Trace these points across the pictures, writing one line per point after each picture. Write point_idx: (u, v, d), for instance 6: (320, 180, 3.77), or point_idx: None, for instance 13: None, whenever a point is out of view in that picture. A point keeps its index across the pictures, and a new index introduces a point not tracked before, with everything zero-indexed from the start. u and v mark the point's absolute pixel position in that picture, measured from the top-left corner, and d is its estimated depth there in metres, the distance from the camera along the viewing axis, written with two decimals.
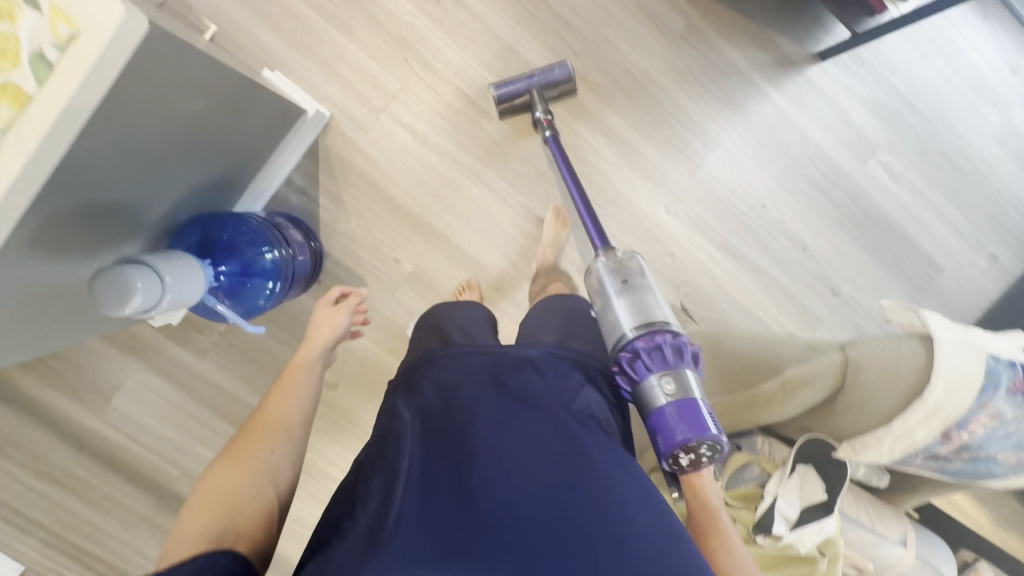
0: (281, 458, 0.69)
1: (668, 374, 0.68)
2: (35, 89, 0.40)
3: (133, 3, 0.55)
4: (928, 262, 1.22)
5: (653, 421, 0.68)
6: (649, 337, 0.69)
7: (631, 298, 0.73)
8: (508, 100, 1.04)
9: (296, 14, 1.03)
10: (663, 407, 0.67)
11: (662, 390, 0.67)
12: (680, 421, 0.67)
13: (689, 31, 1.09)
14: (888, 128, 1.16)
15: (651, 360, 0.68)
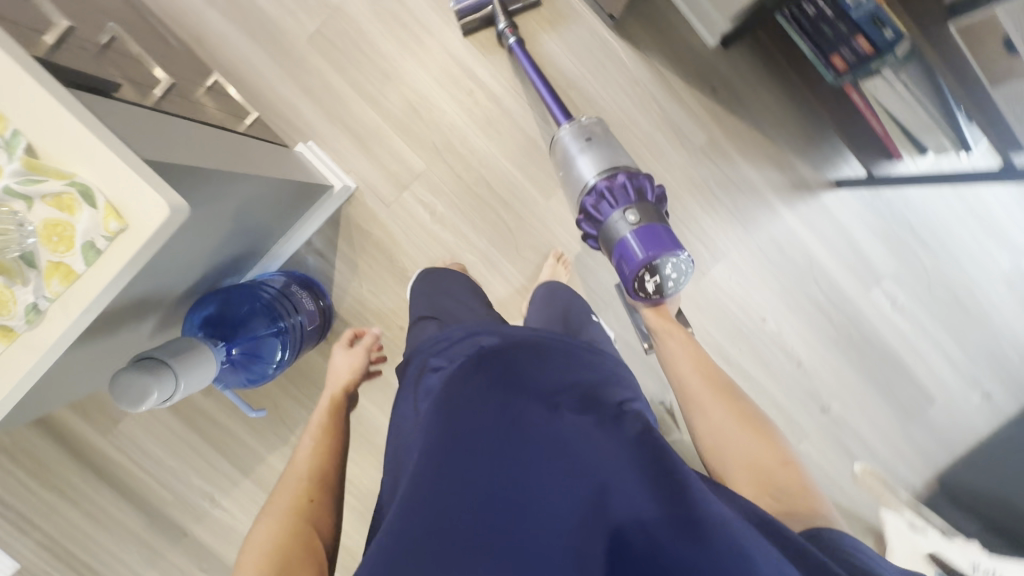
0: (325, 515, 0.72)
1: (629, 208, 0.86)
2: (85, 269, 0.45)
3: (179, 144, 0.61)
4: (920, 392, 1.23)
5: (621, 244, 0.86)
6: (611, 177, 0.88)
7: (591, 151, 0.91)
8: (470, 15, 1.04)
9: (335, 90, 1.08)
10: (628, 234, 0.85)
11: (624, 222, 0.85)
12: (645, 240, 0.84)
13: (710, 145, 1.12)
14: (896, 258, 1.17)
15: (617, 196, 0.87)
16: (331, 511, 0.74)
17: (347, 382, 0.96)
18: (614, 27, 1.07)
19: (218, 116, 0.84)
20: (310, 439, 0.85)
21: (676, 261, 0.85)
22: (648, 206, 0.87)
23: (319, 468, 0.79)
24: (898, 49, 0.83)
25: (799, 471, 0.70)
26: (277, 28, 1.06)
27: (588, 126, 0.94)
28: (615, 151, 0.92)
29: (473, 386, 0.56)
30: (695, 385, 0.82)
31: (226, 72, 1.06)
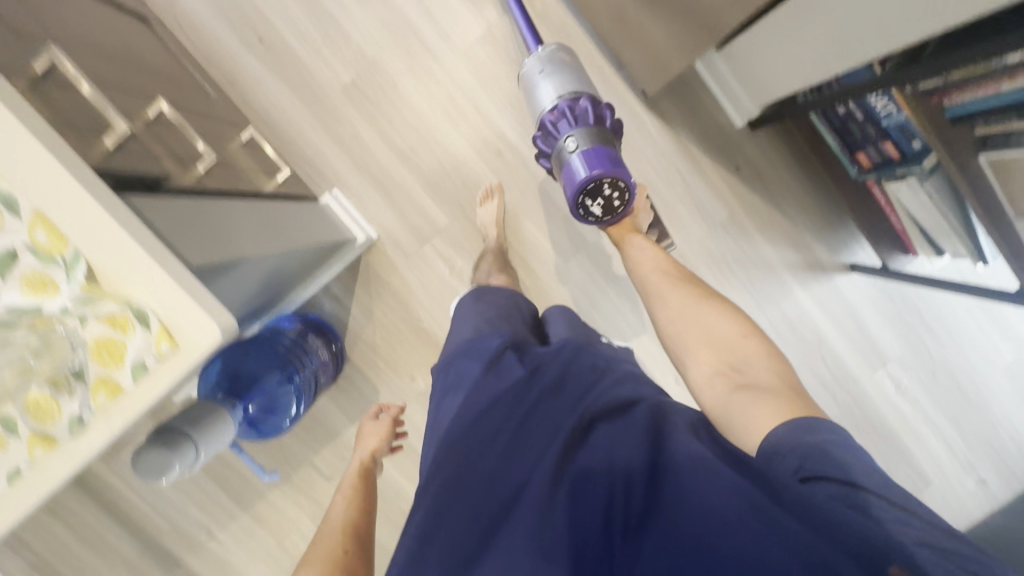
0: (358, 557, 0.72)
1: (572, 133, 0.82)
2: (132, 385, 0.45)
3: (222, 232, 0.60)
4: (918, 474, 1.25)
5: (565, 171, 0.82)
6: (557, 108, 0.84)
7: (544, 79, 0.88)
8: None
9: (365, 141, 1.09)
10: (568, 159, 0.81)
11: (568, 147, 0.82)
12: (586, 162, 0.80)
13: (731, 221, 1.13)
14: (903, 343, 1.19)
15: (560, 123, 0.84)
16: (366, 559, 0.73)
17: (374, 448, 0.94)
18: (645, 100, 1.09)
19: (255, 175, 0.84)
20: (342, 497, 0.85)
21: (621, 180, 0.80)
22: (598, 130, 0.83)
23: (354, 520, 0.79)
24: (925, 161, 0.85)
25: (774, 351, 0.64)
26: (312, 76, 1.06)
27: (551, 55, 0.90)
28: (577, 78, 0.88)
29: (475, 389, 0.62)
30: (660, 281, 0.77)
31: (257, 115, 1.06)
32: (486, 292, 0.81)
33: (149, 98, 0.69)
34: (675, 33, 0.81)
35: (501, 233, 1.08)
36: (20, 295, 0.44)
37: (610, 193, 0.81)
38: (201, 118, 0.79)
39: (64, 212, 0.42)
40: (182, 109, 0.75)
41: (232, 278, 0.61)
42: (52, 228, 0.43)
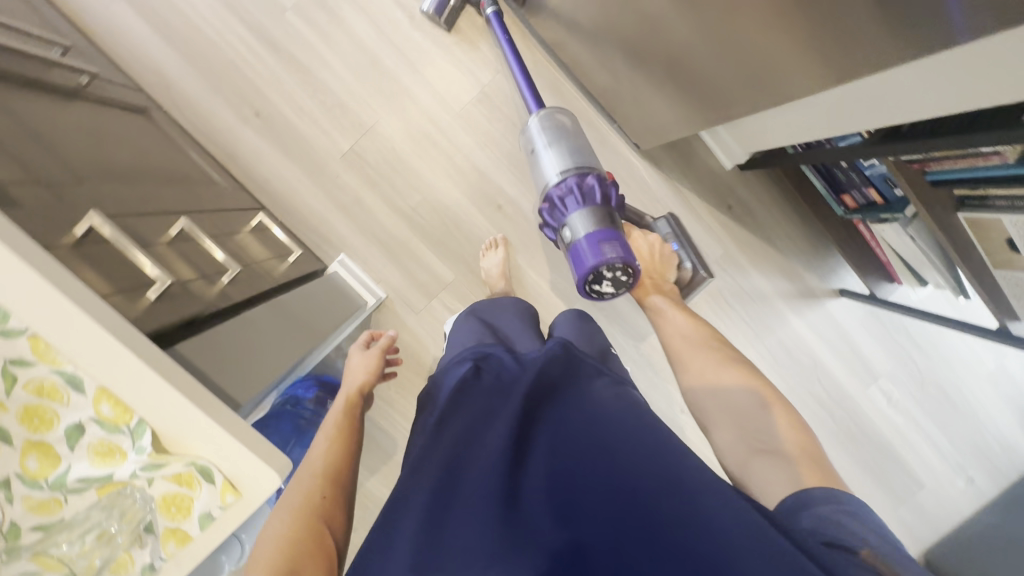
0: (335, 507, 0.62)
1: (575, 218, 0.82)
2: (198, 533, 0.48)
3: (248, 348, 0.61)
4: (911, 478, 1.31)
5: (570, 256, 0.84)
6: (548, 197, 0.86)
7: (548, 154, 0.87)
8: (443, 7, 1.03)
9: (368, 206, 1.11)
10: (569, 249, 0.83)
11: (571, 232, 0.83)
12: (584, 250, 0.80)
13: (725, 258, 1.18)
14: (891, 360, 1.26)
15: (555, 212, 0.85)
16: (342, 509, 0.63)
17: (362, 383, 0.85)
18: (637, 149, 1.13)
19: (268, 262, 0.87)
20: (322, 435, 0.73)
21: (622, 262, 0.79)
22: (594, 211, 0.82)
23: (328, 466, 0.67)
24: (906, 209, 0.90)
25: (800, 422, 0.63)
26: (311, 146, 1.08)
27: (549, 124, 0.90)
28: (570, 152, 0.87)
29: (472, 398, 0.61)
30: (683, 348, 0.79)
31: (260, 187, 1.07)
32: (482, 312, 0.81)
33: (165, 213, 0.70)
34: (673, 100, 0.85)
35: (508, 282, 1.10)
36: (89, 463, 0.46)
37: (615, 274, 0.81)
38: (211, 217, 0.82)
39: (129, 387, 0.45)
40: (193, 213, 0.77)
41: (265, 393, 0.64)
42: (116, 401, 0.45)
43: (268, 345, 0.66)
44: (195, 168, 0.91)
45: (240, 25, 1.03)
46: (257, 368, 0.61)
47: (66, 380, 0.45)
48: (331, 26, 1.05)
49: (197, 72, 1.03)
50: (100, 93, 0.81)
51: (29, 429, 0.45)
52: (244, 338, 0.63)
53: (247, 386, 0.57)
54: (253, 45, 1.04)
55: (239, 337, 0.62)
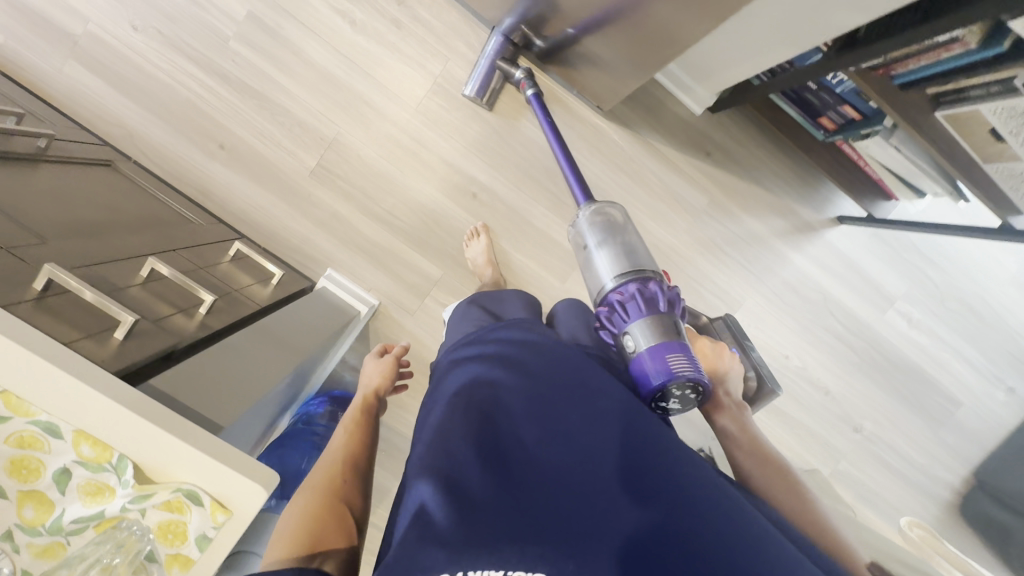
0: (353, 490, 0.62)
1: (640, 327, 0.67)
2: (199, 554, 0.49)
3: (218, 378, 0.62)
4: (947, 397, 1.26)
5: (629, 372, 0.67)
6: (603, 301, 0.72)
7: (608, 252, 0.75)
8: (484, 88, 1.06)
9: (345, 217, 1.11)
10: (629, 368, 0.67)
11: (633, 342, 0.66)
12: (648, 367, 0.64)
13: (713, 206, 1.15)
14: (906, 281, 1.21)
15: (611, 323, 0.70)
16: (355, 488, 0.62)
17: (378, 386, 0.82)
18: (602, 112, 1.09)
19: (252, 288, 0.88)
20: (342, 429, 0.71)
21: (692, 376, 0.63)
22: (657, 318, 0.67)
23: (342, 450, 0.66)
24: (884, 120, 0.87)
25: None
26: (280, 169, 1.08)
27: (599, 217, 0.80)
28: (627, 249, 0.75)
29: (525, 370, 0.56)
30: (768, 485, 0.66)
31: (239, 218, 1.09)
32: (485, 297, 0.77)
33: (136, 258, 0.72)
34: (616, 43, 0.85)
35: (495, 269, 1.09)
36: (82, 504, 0.47)
37: (685, 391, 0.64)
38: (187, 253, 0.83)
39: (105, 426, 0.46)
40: (166, 252, 0.79)
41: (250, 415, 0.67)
42: (94, 441, 0.46)
43: (242, 371, 0.66)
44: (169, 210, 0.93)
45: (188, 63, 1.03)
46: (231, 396, 0.60)
47: (43, 429, 0.46)
48: (274, 46, 1.04)
49: (157, 117, 1.05)
50: (61, 154, 0.83)
51: (19, 481, 0.47)
52: (214, 367, 0.63)
53: (219, 408, 0.57)
54: (204, 80, 1.04)
55: (211, 367, 0.62)
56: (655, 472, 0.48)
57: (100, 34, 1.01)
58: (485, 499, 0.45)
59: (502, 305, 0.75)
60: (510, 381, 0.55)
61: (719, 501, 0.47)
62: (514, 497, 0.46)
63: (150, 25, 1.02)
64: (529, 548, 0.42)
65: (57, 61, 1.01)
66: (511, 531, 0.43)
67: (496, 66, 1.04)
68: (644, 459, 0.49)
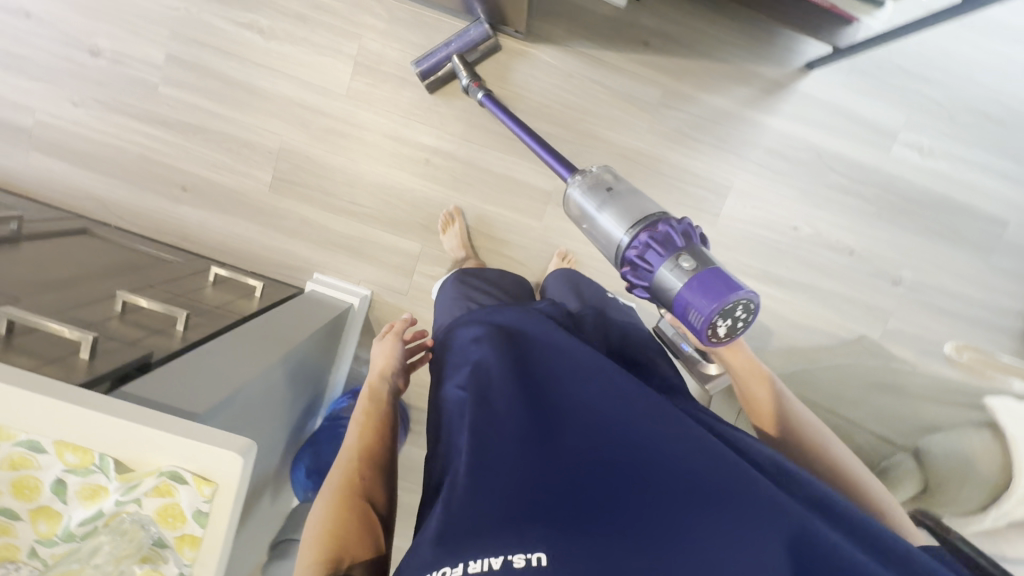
0: (379, 489, 0.58)
1: (695, 252, 0.64)
2: (201, 529, 0.52)
3: (208, 384, 0.64)
4: (989, 220, 1.14)
5: (689, 288, 0.62)
6: (648, 228, 0.68)
7: (615, 206, 0.72)
8: (432, 74, 1.03)
9: (313, 220, 1.13)
10: (685, 284, 0.62)
11: (690, 264, 0.63)
12: (716, 283, 0.61)
13: (668, 96, 1.09)
14: (902, 109, 1.11)
15: (664, 243, 0.66)
16: (378, 486, 0.58)
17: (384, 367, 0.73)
18: (525, 36, 1.06)
19: (236, 303, 0.92)
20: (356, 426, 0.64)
21: (756, 300, 0.61)
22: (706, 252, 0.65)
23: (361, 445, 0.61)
24: None
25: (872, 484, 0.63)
26: (241, 193, 1.12)
27: (595, 181, 0.77)
28: (635, 201, 0.72)
29: (533, 364, 0.55)
30: (791, 422, 0.68)
31: (221, 250, 1.14)
32: (469, 272, 0.78)
33: (109, 297, 0.76)
34: None
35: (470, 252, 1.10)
36: (83, 507, 0.51)
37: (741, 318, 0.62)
38: (164, 285, 0.87)
39: (76, 430, 0.49)
40: (142, 288, 0.83)
41: (242, 406, 0.69)
42: (75, 448, 0.49)
43: (232, 374, 0.68)
44: (148, 257, 0.98)
45: (129, 120, 1.08)
46: (220, 395, 0.63)
47: (27, 447, 0.49)
48: (198, 78, 1.07)
49: (120, 179, 1.11)
50: (35, 230, 0.89)
51: (25, 500, 0.50)
52: (205, 378, 0.65)
53: (209, 408, 0.60)
54: (149, 131, 1.09)
55: (208, 384, 0.64)
56: (648, 446, 0.49)
57: (49, 120, 1.08)
58: (484, 491, 0.45)
59: (485, 280, 0.77)
60: (519, 375, 0.54)
61: (715, 467, 0.47)
62: (521, 493, 0.45)
63: (87, 97, 1.07)
64: (527, 530, 0.43)
65: (22, 156, 1.09)
66: (513, 522, 0.44)
67: (451, 59, 1.02)
68: (661, 452, 0.48)
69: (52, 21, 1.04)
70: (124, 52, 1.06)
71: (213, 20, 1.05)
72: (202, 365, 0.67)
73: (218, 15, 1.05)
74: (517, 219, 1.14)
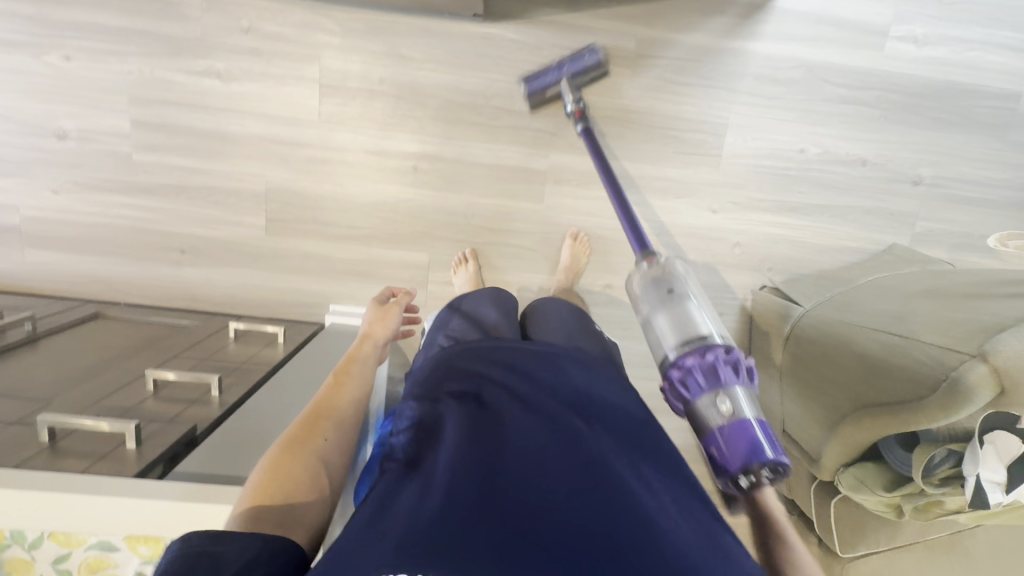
0: (335, 450, 0.53)
1: (722, 394, 0.56)
2: None
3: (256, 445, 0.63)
4: (999, 97, 1.09)
5: (713, 439, 0.55)
6: (695, 352, 0.58)
7: (673, 311, 0.63)
8: (540, 92, 1.01)
9: (315, 252, 1.11)
10: (719, 429, 0.55)
11: (713, 411, 0.56)
12: (740, 440, 0.54)
13: (644, 45, 1.04)
14: (888, 3, 1.05)
15: (711, 376, 0.57)
16: (336, 447, 0.53)
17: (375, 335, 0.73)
18: (485, 17, 1.02)
19: (262, 354, 0.92)
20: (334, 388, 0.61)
21: (783, 469, 0.54)
22: (740, 394, 0.56)
23: (329, 404, 0.57)
24: None
25: None
26: (240, 242, 1.10)
27: (656, 272, 0.68)
28: (692, 308, 0.63)
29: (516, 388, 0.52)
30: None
31: (233, 303, 1.13)
32: (460, 300, 0.74)
33: (137, 379, 0.75)
34: None
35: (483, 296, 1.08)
36: None
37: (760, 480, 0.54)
38: (188, 353, 0.86)
39: (143, 525, 0.50)
40: (167, 361, 0.83)
41: None
42: (145, 539, 0.51)
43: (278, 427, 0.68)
44: (164, 328, 0.98)
45: (112, 195, 1.07)
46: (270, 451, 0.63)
47: (99, 548, 0.51)
48: (168, 138, 1.05)
49: (117, 256, 1.10)
50: (48, 326, 0.89)
51: None
52: (252, 438, 0.64)
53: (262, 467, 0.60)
54: (133, 202, 1.07)
55: (257, 442, 0.64)
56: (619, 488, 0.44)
57: (34, 214, 1.07)
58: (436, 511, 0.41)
59: (476, 304, 0.72)
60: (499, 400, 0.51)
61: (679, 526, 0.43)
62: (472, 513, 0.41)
63: (65, 181, 1.06)
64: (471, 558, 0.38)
65: (17, 255, 1.08)
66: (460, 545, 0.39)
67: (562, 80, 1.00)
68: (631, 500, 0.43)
69: (10, 114, 1.02)
70: (89, 129, 1.03)
71: (168, 75, 1.02)
72: (246, 426, 0.67)
73: (171, 69, 1.01)
74: (518, 206, 1.11)
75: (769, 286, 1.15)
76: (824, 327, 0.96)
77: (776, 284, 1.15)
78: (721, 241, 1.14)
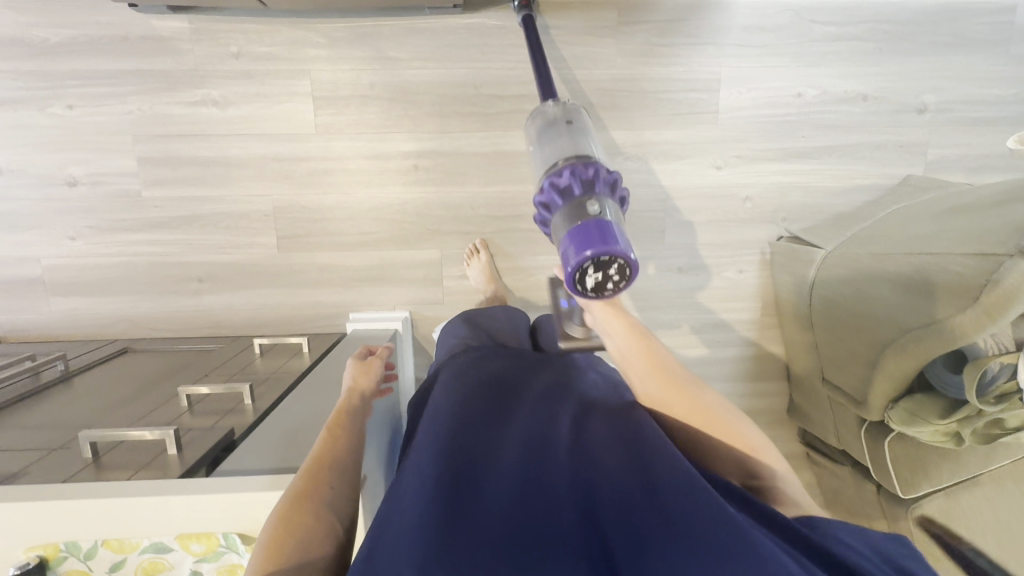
0: (342, 497, 0.52)
1: (595, 199, 0.59)
2: None
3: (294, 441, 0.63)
4: (996, 11, 1.07)
5: (576, 232, 0.57)
6: (580, 161, 0.62)
7: (566, 138, 0.68)
8: None
9: (328, 262, 1.12)
10: (584, 222, 0.57)
11: (584, 210, 0.58)
12: (600, 233, 0.56)
13: (625, 12, 1.04)
14: None
15: (587, 186, 0.61)
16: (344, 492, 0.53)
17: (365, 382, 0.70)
18: (464, 8, 1.03)
19: (290, 364, 0.92)
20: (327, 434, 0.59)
21: (631, 270, 0.57)
22: (609, 204, 0.60)
23: (328, 452, 0.56)
24: None
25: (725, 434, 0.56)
26: (254, 263, 1.12)
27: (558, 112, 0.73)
28: (583, 138, 0.68)
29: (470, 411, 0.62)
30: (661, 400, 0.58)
31: (255, 323, 1.14)
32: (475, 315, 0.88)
33: (170, 398, 0.76)
34: None
35: (499, 283, 1.09)
36: None
37: (606, 279, 0.57)
38: (217, 371, 0.87)
39: (193, 521, 0.50)
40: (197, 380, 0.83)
41: None
42: (197, 536, 0.51)
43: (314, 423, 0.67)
44: (191, 354, 0.99)
45: (127, 233, 1.09)
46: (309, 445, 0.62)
47: (153, 550, 0.50)
48: (174, 170, 1.07)
49: (139, 293, 1.12)
50: (81, 364, 0.91)
51: None
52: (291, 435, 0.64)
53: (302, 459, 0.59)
54: (148, 237, 1.10)
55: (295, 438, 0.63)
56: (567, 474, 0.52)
57: (55, 262, 1.10)
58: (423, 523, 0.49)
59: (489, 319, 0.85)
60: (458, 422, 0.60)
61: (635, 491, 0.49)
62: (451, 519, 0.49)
63: (82, 227, 1.08)
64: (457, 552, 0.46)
65: (45, 304, 1.11)
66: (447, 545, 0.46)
67: None
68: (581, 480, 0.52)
69: (23, 168, 1.05)
70: (98, 172, 1.06)
71: (166, 109, 1.04)
72: (281, 425, 0.66)
73: (170, 103, 1.04)
74: (523, 190, 1.11)
75: (786, 236, 1.13)
76: (850, 266, 0.95)
77: (793, 232, 1.13)
78: (731, 196, 1.13)
